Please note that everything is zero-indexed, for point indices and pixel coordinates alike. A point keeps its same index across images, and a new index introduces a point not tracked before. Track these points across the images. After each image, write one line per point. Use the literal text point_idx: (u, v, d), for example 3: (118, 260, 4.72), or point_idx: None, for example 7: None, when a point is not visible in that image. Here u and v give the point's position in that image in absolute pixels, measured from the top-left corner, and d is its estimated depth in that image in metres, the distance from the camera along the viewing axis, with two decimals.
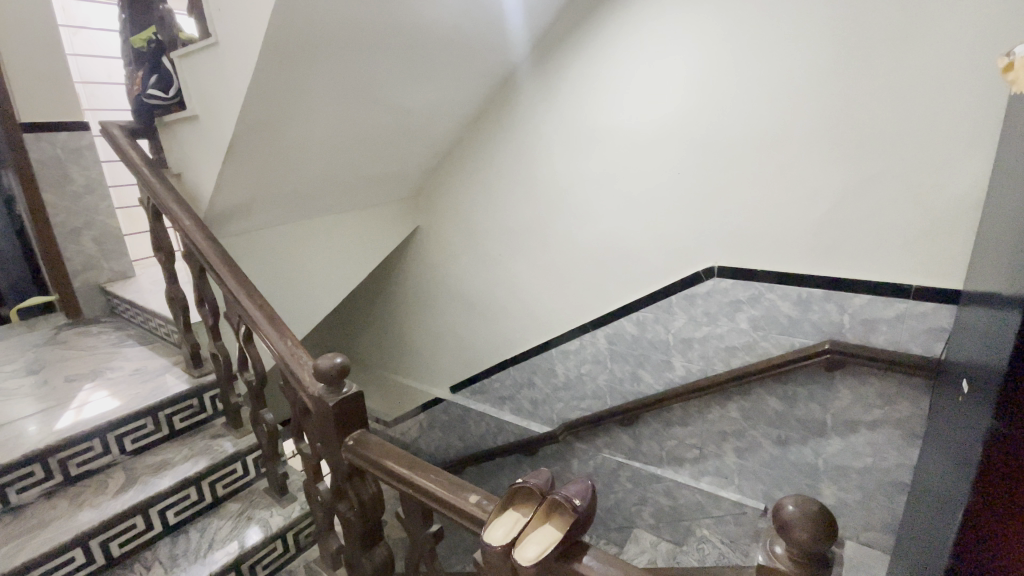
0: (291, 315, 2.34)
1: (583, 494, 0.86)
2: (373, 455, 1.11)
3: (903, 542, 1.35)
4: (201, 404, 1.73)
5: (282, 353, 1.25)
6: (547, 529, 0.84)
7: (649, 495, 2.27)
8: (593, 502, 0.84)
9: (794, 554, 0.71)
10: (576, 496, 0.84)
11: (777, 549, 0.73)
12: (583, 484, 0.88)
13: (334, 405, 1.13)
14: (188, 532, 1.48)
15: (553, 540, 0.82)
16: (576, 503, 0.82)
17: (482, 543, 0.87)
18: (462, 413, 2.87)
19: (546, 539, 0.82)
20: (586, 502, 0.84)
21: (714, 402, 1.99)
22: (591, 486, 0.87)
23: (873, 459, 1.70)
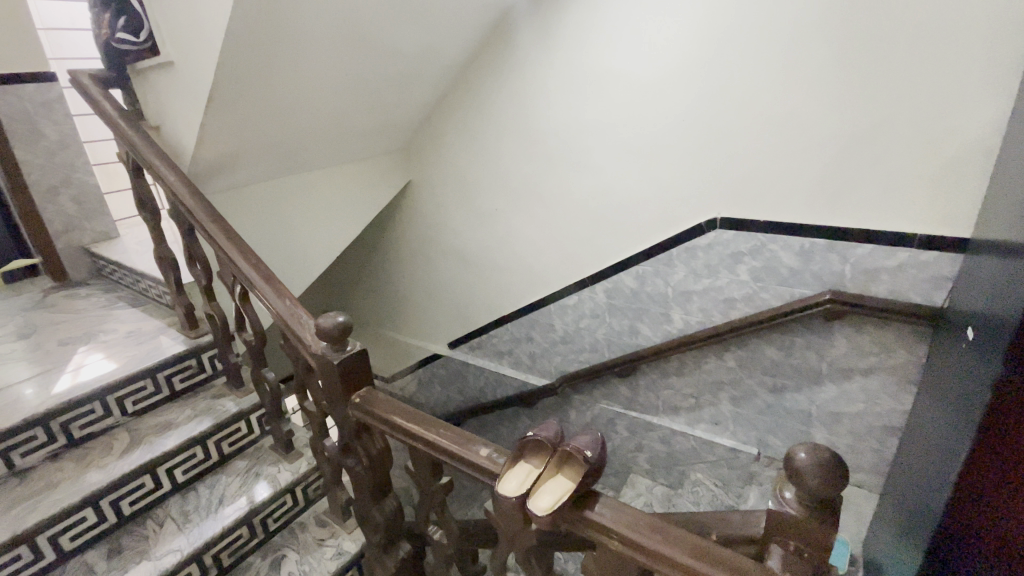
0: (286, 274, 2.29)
1: (594, 443, 0.87)
2: (381, 412, 1.10)
3: (896, 482, 1.40)
4: (201, 365, 1.72)
5: (282, 312, 1.22)
6: (560, 479, 0.86)
7: (645, 443, 2.34)
8: (604, 452, 0.86)
9: (805, 497, 0.72)
10: (587, 446, 0.85)
11: (786, 494, 0.75)
12: (594, 434, 0.89)
13: (339, 363, 1.11)
14: (197, 489, 1.50)
15: (568, 488, 0.83)
16: (587, 454, 0.84)
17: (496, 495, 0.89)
18: (460, 368, 2.89)
19: (560, 488, 0.84)
20: (598, 452, 0.85)
21: (711, 352, 2.01)
22: (601, 435, 0.89)
23: (865, 404, 1.75)
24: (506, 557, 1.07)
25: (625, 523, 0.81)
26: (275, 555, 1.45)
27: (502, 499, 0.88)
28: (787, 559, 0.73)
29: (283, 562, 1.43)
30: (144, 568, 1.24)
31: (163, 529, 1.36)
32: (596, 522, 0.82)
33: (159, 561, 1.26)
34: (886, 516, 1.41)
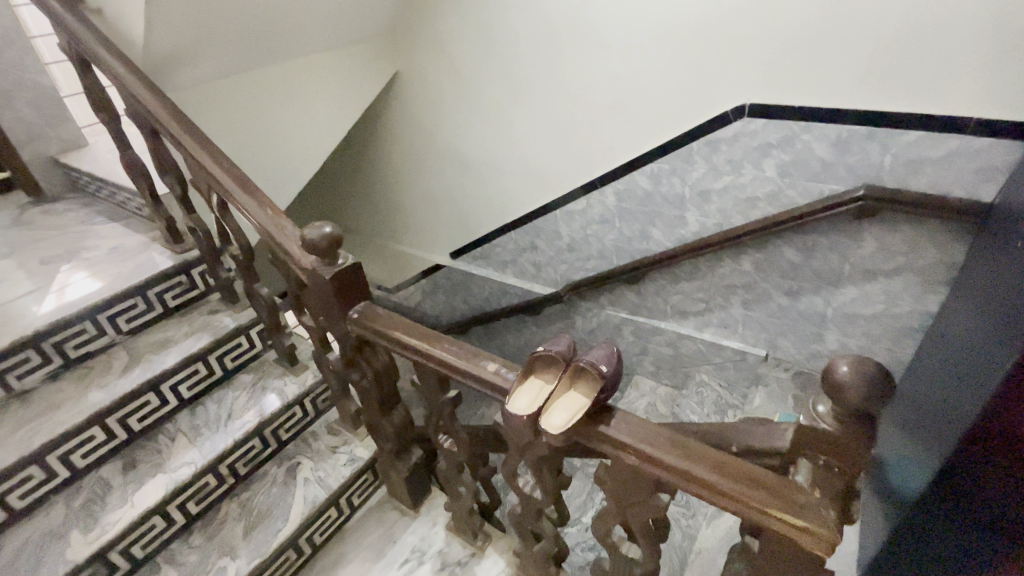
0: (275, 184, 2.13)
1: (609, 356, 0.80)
2: (381, 327, 1.03)
3: (915, 385, 1.35)
4: (192, 281, 1.64)
5: (265, 223, 1.11)
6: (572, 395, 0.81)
7: (650, 347, 2.33)
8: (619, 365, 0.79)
9: (840, 411, 0.66)
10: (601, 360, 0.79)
11: (819, 408, 0.69)
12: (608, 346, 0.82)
13: (331, 278, 1.01)
14: (205, 403, 1.49)
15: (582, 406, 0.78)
16: (601, 368, 0.77)
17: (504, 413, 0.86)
18: (464, 278, 2.83)
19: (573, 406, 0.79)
20: (614, 366, 0.79)
21: (726, 256, 1.91)
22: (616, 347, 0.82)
23: (885, 306, 1.69)
24: (517, 466, 1.06)
25: (644, 439, 0.77)
26: (290, 462, 1.47)
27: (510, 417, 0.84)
28: (815, 474, 0.69)
29: (298, 469, 1.45)
30: (160, 482, 1.27)
31: (174, 443, 1.37)
32: (611, 438, 0.78)
33: (174, 474, 1.28)
34: (898, 418, 1.38)
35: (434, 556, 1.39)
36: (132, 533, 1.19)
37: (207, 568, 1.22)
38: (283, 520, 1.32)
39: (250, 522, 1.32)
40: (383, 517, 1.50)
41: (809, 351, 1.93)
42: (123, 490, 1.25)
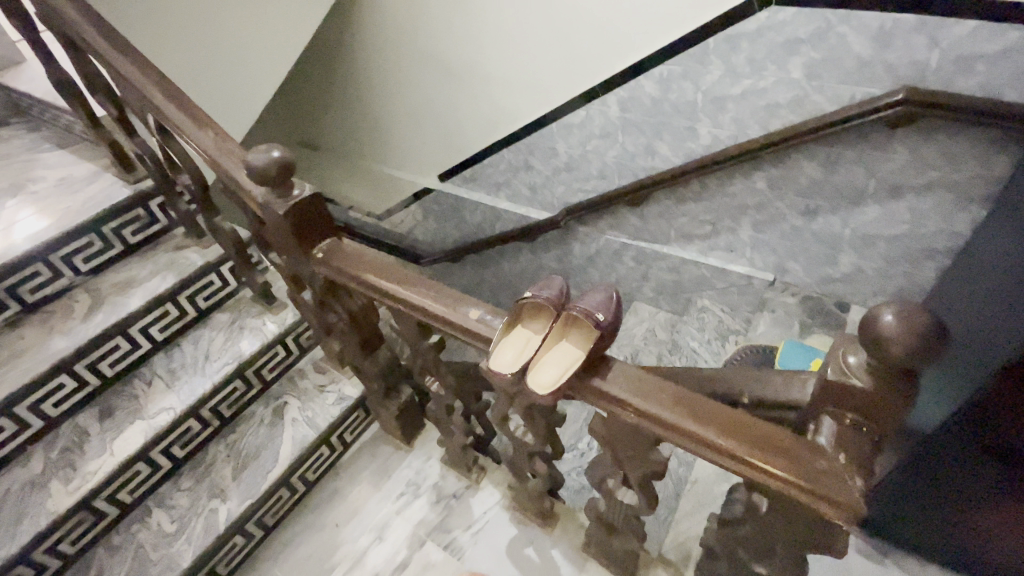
0: (226, 111, 1.86)
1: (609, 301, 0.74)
2: (348, 269, 0.91)
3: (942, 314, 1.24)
4: (152, 214, 1.50)
5: (207, 149, 0.95)
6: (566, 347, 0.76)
7: (651, 273, 2.22)
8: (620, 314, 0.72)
9: (876, 365, 0.56)
10: (599, 309, 0.71)
11: (850, 360, 0.59)
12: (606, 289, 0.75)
13: (286, 213, 0.88)
14: (181, 345, 1.41)
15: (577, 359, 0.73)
16: (599, 318, 0.70)
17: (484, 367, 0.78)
18: (454, 203, 2.64)
19: (567, 360, 0.73)
20: (614, 315, 0.72)
21: (739, 173, 1.74)
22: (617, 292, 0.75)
23: (909, 226, 1.58)
24: (507, 410, 0.99)
25: (646, 395, 0.68)
26: (277, 402, 1.42)
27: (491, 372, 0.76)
28: (837, 433, 0.61)
29: (285, 410, 1.40)
30: (139, 428, 1.22)
31: (152, 387, 1.31)
32: (606, 395, 0.69)
33: (153, 421, 1.23)
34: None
35: (430, 490, 1.38)
36: (116, 481, 1.16)
37: (198, 511, 1.21)
38: (273, 461, 1.29)
39: (239, 464, 1.29)
40: (377, 452, 1.47)
41: (819, 274, 1.84)
42: (102, 437, 1.21)
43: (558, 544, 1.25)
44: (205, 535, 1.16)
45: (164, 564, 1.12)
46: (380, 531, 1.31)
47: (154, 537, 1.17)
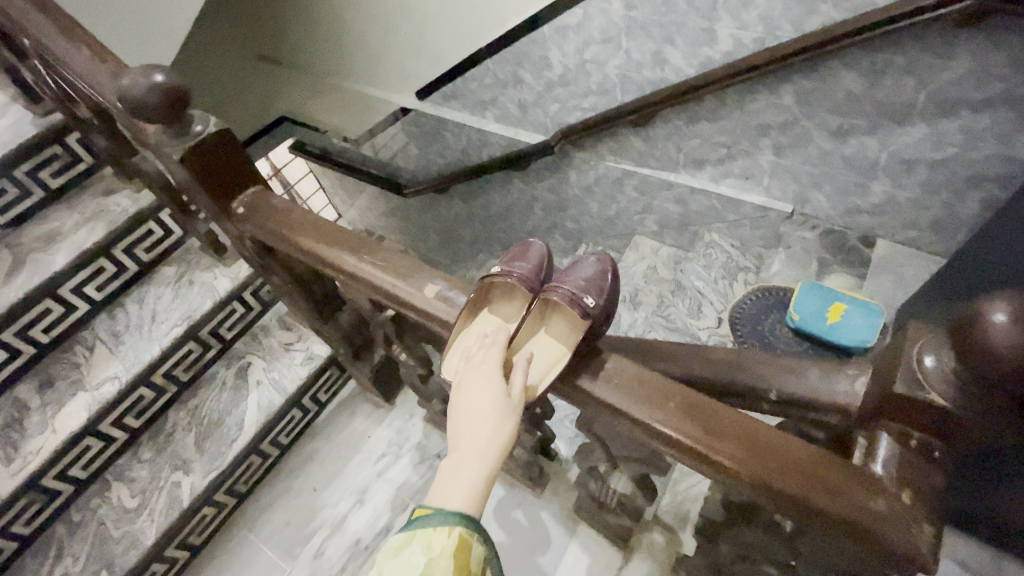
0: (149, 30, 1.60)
1: (597, 279, 0.69)
2: (274, 227, 0.73)
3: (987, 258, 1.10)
4: (72, 153, 1.28)
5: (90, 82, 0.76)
6: (549, 335, 0.68)
7: (655, 203, 2.01)
8: (614, 295, 0.68)
9: (961, 375, 0.42)
10: (585, 292, 0.66)
11: (925, 362, 0.44)
12: (592, 269, 0.71)
13: (185, 160, 0.69)
14: (125, 304, 1.26)
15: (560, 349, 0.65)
16: (586, 303, 0.65)
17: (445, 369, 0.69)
18: (435, 126, 2.36)
19: (547, 351, 0.65)
20: (604, 297, 0.66)
21: (763, 86, 1.48)
22: (609, 269, 0.71)
23: (957, 150, 1.36)
24: None
25: (643, 398, 0.53)
26: (239, 363, 1.30)
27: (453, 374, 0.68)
28: (899, 456, 0.46)
29: (249, 370, 1.28)
30: (82, 401, 1.09)
31: (95, 354, 1.17)
32: (595, 398, 0.55)
33: (97, 392, 1.10)
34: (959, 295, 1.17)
35: (412, 450, 1.28)
36: (63, 459, 1.05)
37: (160, 484, 1.12)
38: (237, 428, 1.19)
39: (202, 433, 1.19)
40: (355, 411, 1.37)
41: (844, 205, 1.65)
42: (42, 412, 1.08)
43: (548, 507, 1.17)
44: (168, 510, 1.09)
45: (127, 543, 1.06)
46: (360, 494, 1.23)
47: (115, 513, 1.10)
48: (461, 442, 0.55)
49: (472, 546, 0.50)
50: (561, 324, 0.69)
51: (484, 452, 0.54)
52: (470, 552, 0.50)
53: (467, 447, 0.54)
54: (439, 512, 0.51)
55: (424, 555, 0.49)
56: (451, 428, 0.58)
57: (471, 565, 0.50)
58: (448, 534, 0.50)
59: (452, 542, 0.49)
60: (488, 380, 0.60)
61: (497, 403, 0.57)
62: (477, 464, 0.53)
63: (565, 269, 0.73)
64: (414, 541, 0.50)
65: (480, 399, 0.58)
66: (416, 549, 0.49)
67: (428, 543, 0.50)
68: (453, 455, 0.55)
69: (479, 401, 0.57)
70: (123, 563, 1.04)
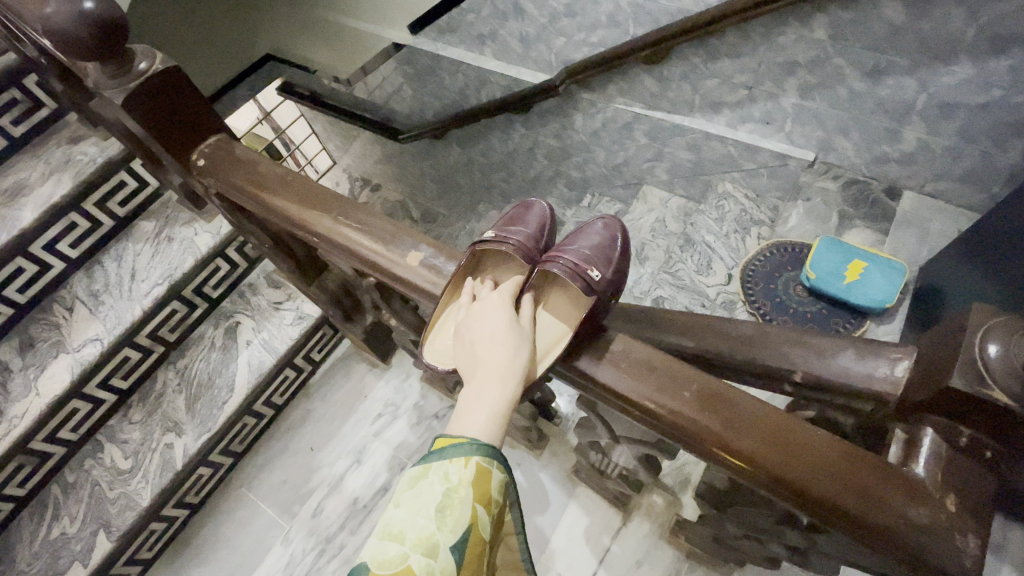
0: None
1: (603, 251, 0.64)
2: (239, 181, 0.65)
3: (1011, 215, 1.05)
4: (31, 96, 1.17)
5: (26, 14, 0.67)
6: (548, 314, 0.65)
7: (667, 149, 1.87)
8: (621, 268, 0.63)
9: None
10: (590, 264, 0.61)
11: (989, 351, 0.38)
12: (598, 239, 0.66)
13: (131, 105, 0.61)
14: (103, 261, 1.19)
15: (563, 331, 0.61)
16: (591, 275, 0.60)
17: (431, 352, 0.63)
18: (431, 65, 2.18)
19: (549, 332, 0.62)
20: (610, 270, 0.61)
21: (793, 18, 1.33)
22: (616, 239, 0.66)
23: (1005, 92, 1.23)
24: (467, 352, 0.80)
25: (655, 388, 0.47)
26: (228, 322, 1.25)
27: (439, 359, 0.62)
28: (939, 456, 0.41)
29: (239, 330, 1.24)
30: (64, 363, 1.05)
31: (74, 314, 1.12)
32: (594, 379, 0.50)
33: (79, 354, 1.06)
34: (999, 260, 1.08)
35: (410, 410, 1.23)
36: (50, 422, 1.02)
37: (152, 446, 1.11)
38: (228, 390, 1.16)
39: (192, 394, 1.16)
40: (350, 370, 1.33)
41: (872, 153, 1.53)
42: (24, 375, 1.04)
43: (547, 469, 1.14)
44: (162, 472, 1.08)
45: (122, 504, 1.05)
46: (358, 455, 1.20)
47: (109, 474, 1.08)
48: (478, 368, 0.54)
49: (491, 474, 0.47)
50: (560, 303, 0.66)
51: (503, 375, 0.53)
52: (489, 481, 0.47)
53: (485, 372, 0.53)
54: (460, 442, 0.48)
55: (441, 485, 0.46)
56: (465, 358, 0.57)
57: (491, 492, 0.47)
58: (465, 464, 0.46)
59: (470, 473, 0.46)
60: (496, 311, 0.60)
61: (509, 330, 0.57)
62: (498, 387, 0.52)
63: (567, 236, 0.68)
64: (430, 472, 0.46)
65: (492, 327, 0.57)
66: (433, 480, 0.46)
67: (445, 474, 0.46)
68: (470, 382, 0.53)
69: (491, 329, 0.57)
70: (120, 523, 1.03)
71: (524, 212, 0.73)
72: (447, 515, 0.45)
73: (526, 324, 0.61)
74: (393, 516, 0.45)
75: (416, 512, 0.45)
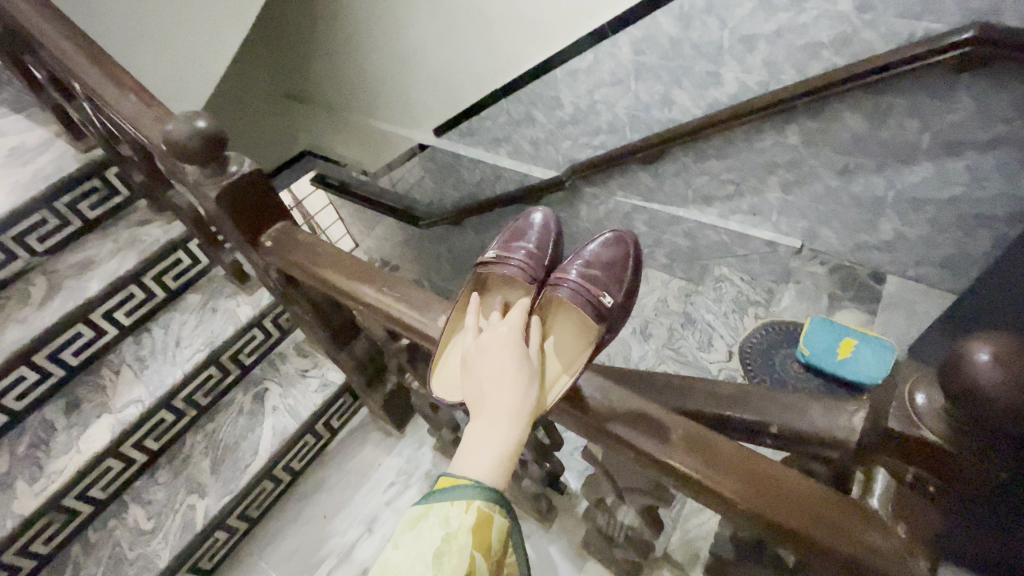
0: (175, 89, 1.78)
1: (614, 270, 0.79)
2: (298, 260, 0.77)
3: (983, 297, 1.15)
4: (109, 186, 1.36)
5: (130, 120, 0.81)
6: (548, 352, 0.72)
7: (665, 236, 2.01)
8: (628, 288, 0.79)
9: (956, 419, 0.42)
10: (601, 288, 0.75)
11: (918, 400, 0.46)
12: (601, 258, 0.81)
13: (220, 196, 0.75)
14: (151, 329, 1.31)
15: (565, 366, 0.68)
16: (602, 302, 0.74)
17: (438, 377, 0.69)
18: (451, 162, 2.44)
19: (552, 364, 0.69)
20: (618, 291, 0.77)
21: (770, 126, 1.53)
22: (617, 255, 0.81)
23: (964, 188, 1.38)
24: None
25: (651, 433, 0.55)
26: (257, 388, 1.33)
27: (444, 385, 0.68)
28: (893, 491, 0.48)
29: (266, 396, 1.32)
30: (106, 423, 1.13)
31: (120, 378, 1.22)
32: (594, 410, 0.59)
33: (120, 415, 1.14)
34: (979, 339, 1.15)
35: (422, 478, 1.27)
36: (84, 480, 1.08)
37: (175, 507, 1.15)
38: (252, 453, 1.22)
39: (217, 456, 1.22)
40: (365, 439, 1.38)
41: (854, 241, 1.67)
42: (67, 433, 1.12)
43: (555, 542, 1.16)
44: (182, 533, 1.11)
45: (140, 565, 1.08)
46: (369, 523, 1.23)
47: (131, 534, 1.12)
48: (489, 407, 0.58)
49: (482, 523, 0.52)
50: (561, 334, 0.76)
51: (513, 416, 0.57)
52: (482, 528, 0.52)
53: (496, 411, 0.57)
54: (455, 491, 0.53)
55: (440, 531, 0.52)
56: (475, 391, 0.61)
57: (485, 537, 0.52)
58: (460, 513, 0.52)
59: (464, 521, 0.51)
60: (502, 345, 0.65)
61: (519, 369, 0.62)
62: (506, 429, 0.56)
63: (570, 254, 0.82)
64: (430, 519, 0.52)
65: (502, 362, 0.62)
66: (433, 525, 0.52)
67: (444, 520, 0.52)
68: (481, 419, 0.57)
69: (499, 366, 0.62)
70: None
71: (525, 225, 0.87)
72: (443, 559, 0.50)
73: (533, 357, 0.66)
74: (395, 557, 0.52)
75: (415, 556, 0.51)
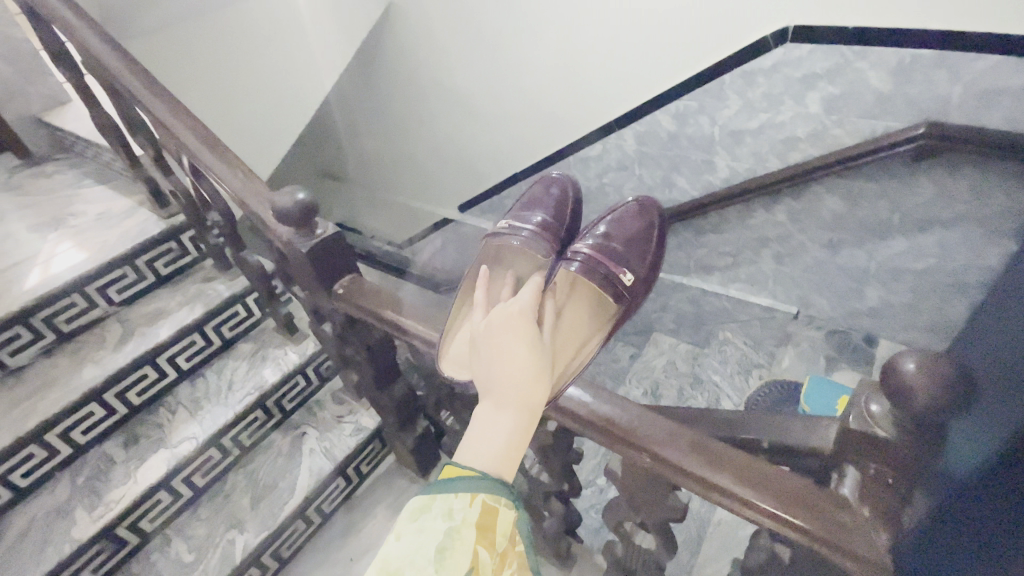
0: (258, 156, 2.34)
1: (637, 244, 0.99)
2: (366, 305, 0.93)
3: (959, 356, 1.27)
4: (182, 247, 1.56)
5: (235, 191, 1.01)
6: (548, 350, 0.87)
7: (670, 303, 2.15)
8: (650, 266, 0.98)
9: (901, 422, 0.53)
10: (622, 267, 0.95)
11: (872, 408, 0.56)
12: (629, 233, 0.99)
13: (309, 252, 0.92)
14: (205, 374, 1.45)
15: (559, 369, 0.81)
16: (622, 283, 0.93)
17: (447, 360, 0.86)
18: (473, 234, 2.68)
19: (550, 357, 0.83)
20: (640, 268, 0.97)
21: (760, 206, 1.73)
22: (639, 224, 1.01)
23: (937, 260, 1.55)
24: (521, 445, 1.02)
25: (662, 439, 0.67)
26: (296, 432, 1.44)
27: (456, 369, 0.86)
28: (860, 484, 0.59)
29: (304, 440, 1.42)
30: (162, 457, 1.24)
31: (176, 417, 1.34)
32: (598, 414, 0.71)
33: (175, 450, 1.25)
34: None
35: None
36: (137, 511, 1.17)
37: (216, 541, 1.23)
38: (289, 491, 1.30)
39: (256, 494, 1.31)
40: (392, 484, 1.46)
41: (845, 308, 1.81)
42: (126, 466, 1.23)
43: None
44: (222, 566, 1.18)
45: None
46: None
47: (173, 566, 1.19)
48: (499, 392, 0.69)
49: (477, 511, 0.60)
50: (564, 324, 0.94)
51: (519, 404, 0.68)
52: (475, 517, 0.59)
53: (506, 396, 0.69)
54: (454, 486, 0.61)
55: (441, 521, 0.60)
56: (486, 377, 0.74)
57: (479, 526, 0.60)
58: (456, 505, 0.60)
59: (462, 512, 0.60)
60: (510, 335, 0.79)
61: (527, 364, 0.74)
62: (512, 417, 0.67)
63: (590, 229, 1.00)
64: (433, 510, 0.61)
65: (511, 349, 0.74)
66: (435, 516, 0.60)
67: (445, 511, 0.60)
68: (491, 402, 0.69)
69: (509, 355, 0.74)
70: None
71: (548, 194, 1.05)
72: (442, 545, 0.59)
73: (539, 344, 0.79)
74: (400, 543, 0.60)
75: (417, 543, 0.59)
